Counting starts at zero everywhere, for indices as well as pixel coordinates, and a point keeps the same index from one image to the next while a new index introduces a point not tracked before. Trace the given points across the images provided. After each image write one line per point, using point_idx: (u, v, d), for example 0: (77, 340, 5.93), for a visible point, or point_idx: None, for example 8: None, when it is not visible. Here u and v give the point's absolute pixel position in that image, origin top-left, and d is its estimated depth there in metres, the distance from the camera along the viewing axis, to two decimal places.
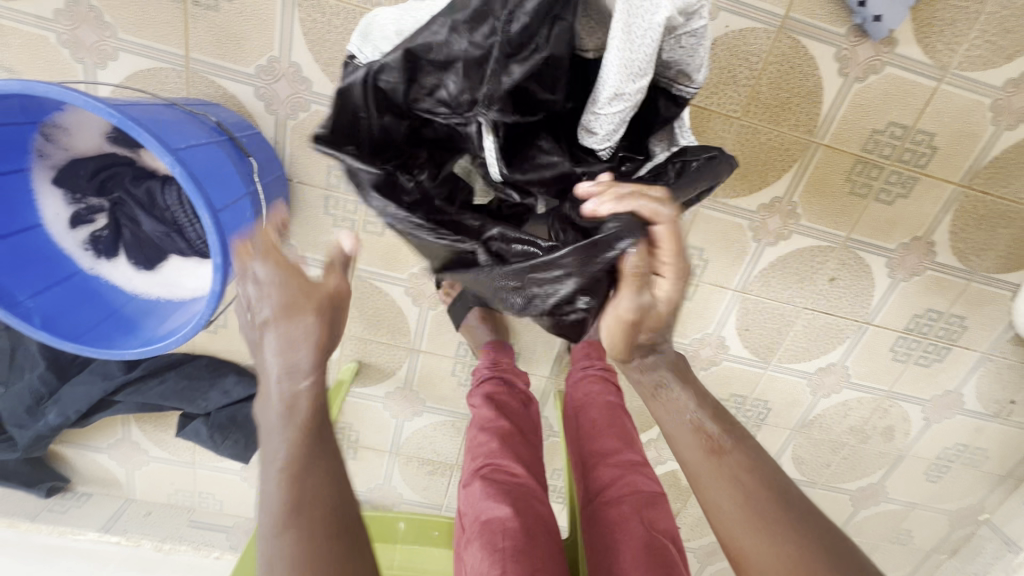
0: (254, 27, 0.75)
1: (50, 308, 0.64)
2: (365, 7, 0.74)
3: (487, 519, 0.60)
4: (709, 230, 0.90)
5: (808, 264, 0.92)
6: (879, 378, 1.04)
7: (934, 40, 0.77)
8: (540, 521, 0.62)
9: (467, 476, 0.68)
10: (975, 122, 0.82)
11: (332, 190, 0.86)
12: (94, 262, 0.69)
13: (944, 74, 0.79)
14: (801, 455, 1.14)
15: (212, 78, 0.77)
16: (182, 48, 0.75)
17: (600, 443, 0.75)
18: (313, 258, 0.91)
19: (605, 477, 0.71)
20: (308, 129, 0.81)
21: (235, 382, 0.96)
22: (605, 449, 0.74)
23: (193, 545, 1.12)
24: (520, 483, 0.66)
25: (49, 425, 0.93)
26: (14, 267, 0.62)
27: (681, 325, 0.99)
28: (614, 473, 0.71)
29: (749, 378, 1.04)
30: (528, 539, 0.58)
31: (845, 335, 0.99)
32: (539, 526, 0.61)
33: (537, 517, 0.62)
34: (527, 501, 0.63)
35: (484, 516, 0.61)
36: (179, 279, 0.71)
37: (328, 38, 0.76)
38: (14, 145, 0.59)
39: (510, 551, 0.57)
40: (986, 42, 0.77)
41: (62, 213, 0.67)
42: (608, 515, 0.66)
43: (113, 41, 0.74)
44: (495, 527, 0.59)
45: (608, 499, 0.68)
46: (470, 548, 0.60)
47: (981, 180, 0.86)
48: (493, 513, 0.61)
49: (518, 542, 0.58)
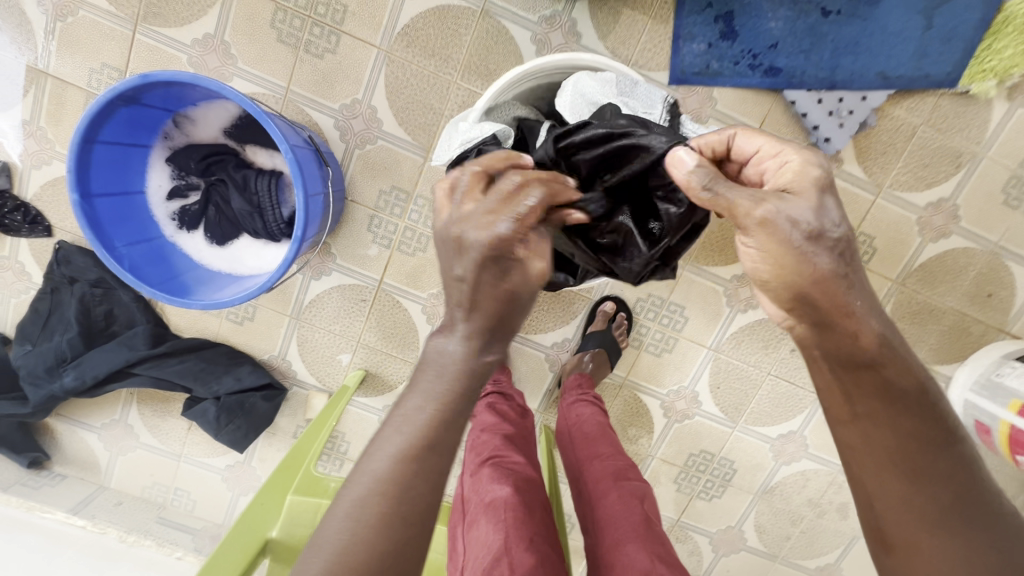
0: (347, 75, 0.94)
1: (135, 258, 0.75)
2: (436, 74, 0.94)
3: (490, 499, 0.67)
4: (689, 292, 1.06)
5: (773, 333, 1.08)
6: (834, 452, 1.15)
7: (871, 163, 0.98)
8: (537, 502, 0.69)
9: (471, 468, 0.75)
10: (905, 232, 1.02)
11: (378, 212, 1.00)
12: (176, 231, 0.81)
13: (879, 190, 0.99)
14: (763, 523, 1.21)
15: (303, 108, 0.95)
16: (284, 81, 0.94)
17: (592, 449, 0.83)
18: (349, 267, 1.03)
19: (598, 475, 0.77)
20: (371, 158, 0.98)
21: (249, 371, 1.04)
22: (597, 453, 0.81)
23: (158, 541, 1.08)
24: (522, 471, 0.72)
25: (63, 387, 0.98)
26: (117, 219, 0.74)
27: (661, 375, 1.11)
28: (610, 470, 0.77)
29: (719, 435, 1.15)
30: (528, 512, 0.65)
31: (804, 405, 1.12)
32: (537, 506, 0.68)
33: (535, 499, 0.69)
34: (526, 485, 0.70)
35: (488, 497, 0.67)
36: (242, 258, 0.83)
37: (403, 90, 0.95)
38: (149, 125, 0.75)
39: (512, 519, 0.63)
40: (910, 172, 0.98)
41: (164, 185, 0.80)
42: (602, 506, 0.73)
43: (232, 68, 0.93)
44: (498, 503, 0.66)
45: (602, 492, 0.74)
46: (473, 526, 0.66)
47: (913, 280, 1.04)
48: (495, 493, 0.67)
49: (519, 512, 0.65)
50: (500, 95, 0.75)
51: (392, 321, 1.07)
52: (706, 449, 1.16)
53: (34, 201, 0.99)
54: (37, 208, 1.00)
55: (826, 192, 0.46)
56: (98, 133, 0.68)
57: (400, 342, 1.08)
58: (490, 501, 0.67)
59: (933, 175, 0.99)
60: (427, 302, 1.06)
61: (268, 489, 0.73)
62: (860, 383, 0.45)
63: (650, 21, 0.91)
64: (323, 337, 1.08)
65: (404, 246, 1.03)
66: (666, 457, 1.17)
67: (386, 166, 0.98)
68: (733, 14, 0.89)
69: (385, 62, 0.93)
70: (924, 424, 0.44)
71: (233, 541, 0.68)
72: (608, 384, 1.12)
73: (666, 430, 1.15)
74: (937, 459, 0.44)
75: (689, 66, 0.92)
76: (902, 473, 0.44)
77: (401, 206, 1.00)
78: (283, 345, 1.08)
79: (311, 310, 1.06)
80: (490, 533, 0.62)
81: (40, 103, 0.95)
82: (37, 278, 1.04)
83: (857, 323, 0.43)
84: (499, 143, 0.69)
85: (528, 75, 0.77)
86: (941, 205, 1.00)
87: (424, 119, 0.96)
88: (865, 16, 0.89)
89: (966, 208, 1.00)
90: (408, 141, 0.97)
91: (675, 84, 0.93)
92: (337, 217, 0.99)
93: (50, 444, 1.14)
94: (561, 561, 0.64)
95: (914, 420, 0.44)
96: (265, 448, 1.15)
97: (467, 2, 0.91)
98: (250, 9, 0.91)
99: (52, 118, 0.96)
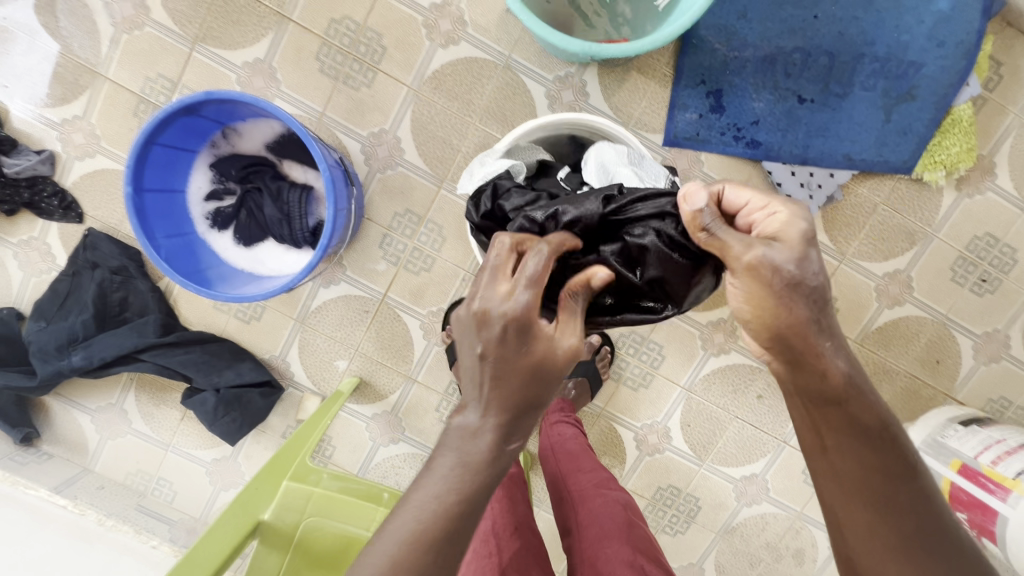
0: (378, 107, 1.05)
1: (170, 248, 0.82)
2: (458, 115, 1.05)
3: None
4: (669, 332, 1.15)
5: (741, 379, 1.17)
6: (793, 498, 1.22)
7: (837, 232, 1.10)
8: (519, 497, 0.78)
9: None
10: (865, 297, 1.12)
11: (390, 231, 1.09)
12: (208, 230, 0.89)
13: (843, 258, 1.11)
14: (723, 564, 1.25)
15: (335, 132, 1.05)
16: (321, 106, 1.04)
17: (576, 463, 0.90)
18: (357, 279, 1.11)
19: (582, 484, 0.85)
20: (390, 182, 1.07)
21: (250, 368, 1.10)
22: (580, 467, 0.88)
23: (135, 529, 1.05)
24: (509, 471, 0.81)
25: (70, 365, 1.02)
26: (160, 214, 0.82)
27: (636, 409, 1.19)
28: (594, 481, 0.85)
29: (687, 471, 1.21)
30: (510, 504, 0.75)
31: (766, 449, 1.20)
32: (519, 500, 0.77)
33: (516, 493, 0.78)
34: (510, 483, 0.78)
35: None
36: (264, 260, 0.91)
37: (427, 125, 1.05)
38: (200, 134, 0.84)
39: (497, 510, 0.73)
40: (870, 245, 1.10)
41: (204, 188, 0.89)
42: (586, 512, 0.80)
43: (275, 90, 1.04)
44: (482, 497, 0.75)
45: (586, 500, 0.82)
46: None
47: (871, 341, 1.15)
48: None
49: (503, 503, 0.74)
50: (520, 140, 0.84)
51: (391, 332, 1.13)
52: (674, 484, 1.22)
53: (72, 189, 1.07)
54: (73, 196, 1.07)
55: (810, 245, 0.50)
56: (158, 137, 0.77)
57: (395, 354, 1.14)
58: None
59: (891, 248, 1.10)
60: (425, 319, 1.13)
61: (264, 477, 0.82)
62: (826, 422, 0.50)
63: (650, 89, 1.04)
64: (323, 342, 1.14)
65: (410, 264, 1.11)
66: (635, 489, 1.22)
67: (403, 190, 1.08)
68: (722, 93, 1.02)
69: (413, 100, 1.04)
70: (880, 460, 0.49)
71: (227, 518, 0.76)
72: (587, 413, 1.20)
73: (637, 462, 1.21)
74: (898, 493, 0.49)
75: (681, 132, 1.04)
76: (868, 506, 0.49)
77: (412, 228, 1.09)
78: (285, 346, 1.14)
79: (315, 315, 1.13)
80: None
81: (94, 101, 1.04)
82: (60, 261, 1.10)
83: (826, 363, 0.49)
84: (511, 177, 0.78)
85: (540, 128, 0.85)
86: (896, 276, 1.11)
87: (441, 152, 1.06)
88: (835, 106, 1.02)
89: (918, 280, 1.12)
90: (426, 170, 1.07)
91: (668, 146, 1.05)
92: (353, 232, 1.07)
93: (43, 422, 1.17)
94: (544, 548, 0.72)
95: (873, 455, 0.49)
96: (253, 445, 1.19)
97: (492, 57, 1.03)
98: (299, 42, 1.02)
99: (102, 116, 1.05)
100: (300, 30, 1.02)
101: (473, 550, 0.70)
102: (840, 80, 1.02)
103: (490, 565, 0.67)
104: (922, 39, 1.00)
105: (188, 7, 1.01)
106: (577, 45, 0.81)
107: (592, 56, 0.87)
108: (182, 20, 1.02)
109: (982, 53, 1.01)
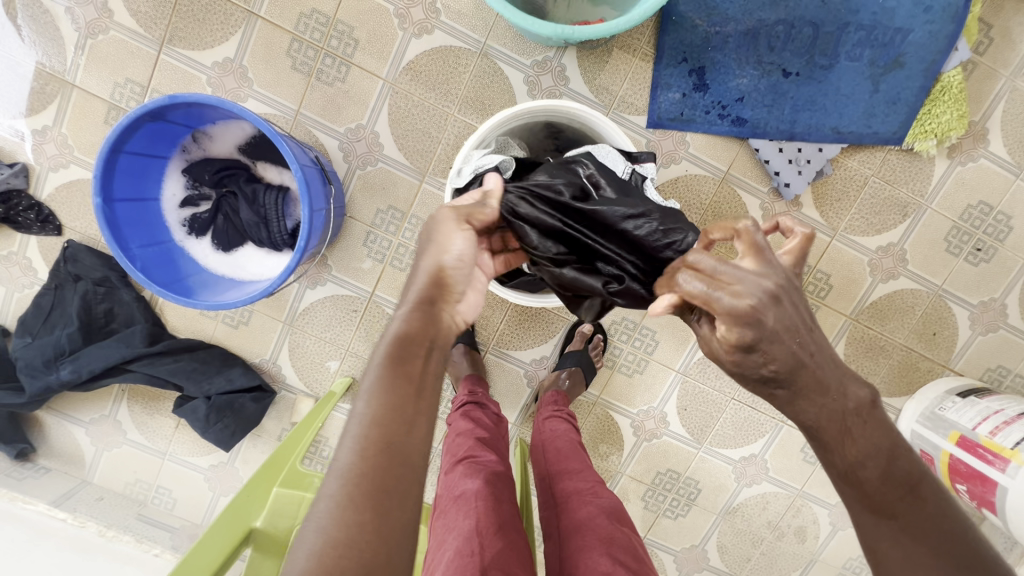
0: (354, 102, 1.02)
1: (146, 258, 0.81)
2: (436, 106, 1.03)
3: (461, 493, 0.75)
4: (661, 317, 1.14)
5: None
6: (793, 477, 1.22)
7: (828, 208, 1.08)
8: (505, 496, 0.77)
9: (448, 466, 0.82)
10: (858, 273, 1.11)
11: (374, 228, 1.07)
12: (185, 236, 0.88)
13: (835, 233, 1.09)
14: (725, 544, 1.26)
15: (311, 130, 1.03)
16: (295, 104, 1.02)
17: (566, 463, 0.89)
18: (343, 278, 1.10)
19: (570, 487, 0.84)
20: (370, 179, 1.05)
21: (240, 373, 1.09)
22: (570, 468, 0.88)
23: (136, 538, 1.05)
24: (496, 470, 0.80)
25: (58, 379, 1.01)
26: (133, 223, 0.80)
27: (632, 395, 1.18)
28: (581, 483, 0.84)
29: (685, 455, 1.21)
30: (494, 503, 0.74)
31: (765, 429, 1.20)
32: (504, 499, 0.76)
33: (502, 493, 0.77)
34: (495, 481, 0.77)
35: (459, 491, 0.76)
36: (246, 264, 0.89)
37: (405, 119, 1.03)
38: (170, 139, 0.82)
39: (482, 508, 0.72)
40: (863, 219, 1.08)
41: (178, 195, 0.87)
42: (574, 514, 0.79)
43: (247, 90, 1.01)
44: (467, 496, 0.74)
45: (574, 502, 0.81)
46: (447, 518, 0.73)
47: (866, 317, 1.13)
48: (466, 488, 0.76)
49: (487, 502, 0.73)
50: (497, 129, 0.82)
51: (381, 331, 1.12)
52: (672, 468, 1.22)
53: (47, 201, 1.05)
54: (49, 208, 1.05)
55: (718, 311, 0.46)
56: (125, 144, 0.75)
57: None
58: (461, 492, 0.75)
59: (883, 222, 1.08)
60: None
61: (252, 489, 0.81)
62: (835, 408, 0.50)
63: (632, 70, 1.01)
64: (313, 343, 1.13)
65: (397, 261, 1.09)
66: (634, 475, 1.22)
67: (384, 187, 1.06)
68: (704, 70, 1.00)
69: (389, 93, 1.02)
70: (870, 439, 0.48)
71: (218, 526, 0.76)
72: (582, 402, 1.19)
73: (634, 448, 1.21)
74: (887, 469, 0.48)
75: (665, 113, 1.01)
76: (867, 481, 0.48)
77: (396, 224, 1.07)
78: (275, 350, 1.13)
79: (304, 317, 1.12)
80: (462, 519, 0.71)
81: (63, 110, 1.02)
82: (42, 274, 1.08)
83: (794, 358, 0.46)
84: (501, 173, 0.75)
85: (516, 117, 0.83)
86: (890, 249, 1.10)
87: (422, 145, 1.04)
88: (821, 78, 1.00)
89: (912, 252, 1.10)
90: (407, 165, 1.05)
91: (653, 128, 1.02)
92: (335, 231, 1.06)
93: (39, 436, 1.17)
94: (527, 547, 0.73)
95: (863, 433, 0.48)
96: (249, 450, 1.19)
97: (467, 44, 1.00)
98: (269, 38, 1.00)
99: (73, 124, 1.03)
100: (269, 26, 0.99)
101: (455, 549, 0.67)
102: (825, 52, 0.99)
103: (473, 564, 0.65)
104: (908, 5, 0.97)
105: (152, 9, 0.99)
106: (549, 27, 0.79)
107: (566, 39, 0.85)
108: (147, 22, 0.99)
109: (971, 15, 0.98)
